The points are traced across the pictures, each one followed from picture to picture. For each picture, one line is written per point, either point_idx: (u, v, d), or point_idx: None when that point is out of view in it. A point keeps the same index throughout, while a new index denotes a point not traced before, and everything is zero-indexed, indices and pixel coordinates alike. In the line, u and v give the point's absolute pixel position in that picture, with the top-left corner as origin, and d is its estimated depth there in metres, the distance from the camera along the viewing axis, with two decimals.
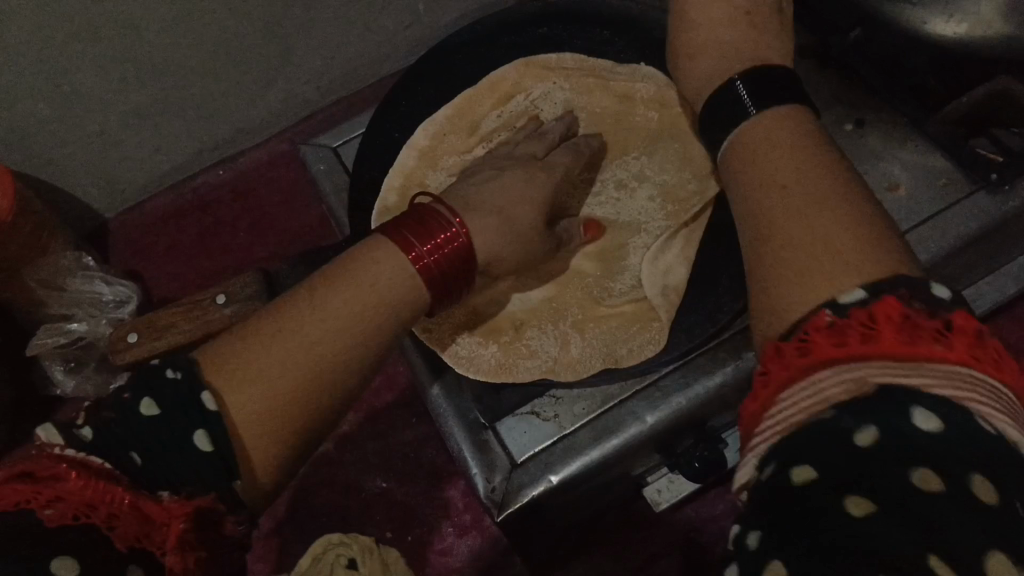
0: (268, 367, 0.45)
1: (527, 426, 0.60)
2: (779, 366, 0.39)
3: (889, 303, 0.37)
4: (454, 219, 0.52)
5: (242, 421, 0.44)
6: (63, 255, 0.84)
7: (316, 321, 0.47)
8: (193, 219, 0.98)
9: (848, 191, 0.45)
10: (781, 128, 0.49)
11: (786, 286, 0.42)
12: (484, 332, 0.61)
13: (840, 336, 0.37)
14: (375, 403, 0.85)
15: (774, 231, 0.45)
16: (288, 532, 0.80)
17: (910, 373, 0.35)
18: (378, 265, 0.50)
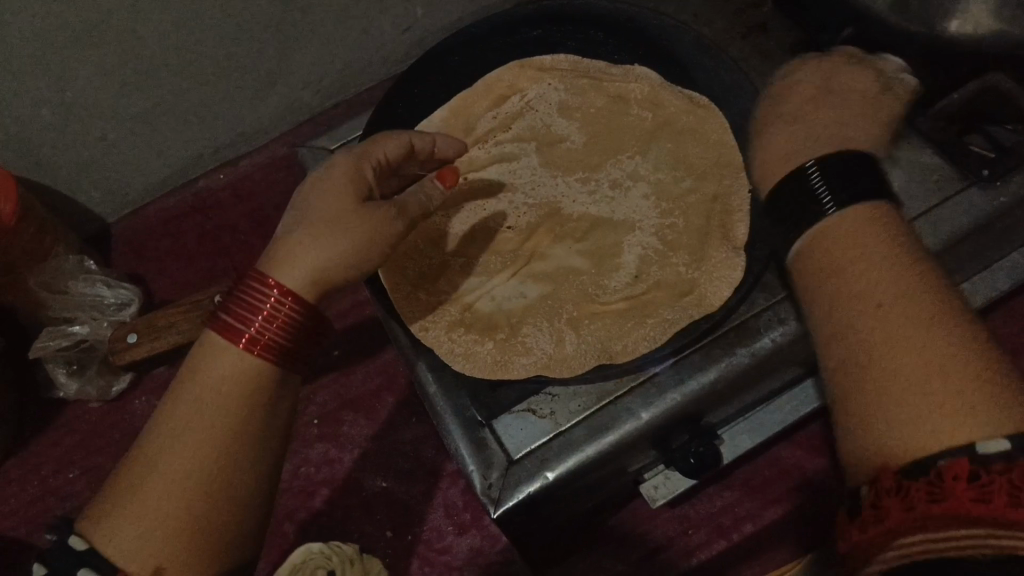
0: (141, 509, 0.47)
1: (523, 423, 0.60)
2: (894, 499, 0.38)
3: (963, 464, 0.36)
4: (273, 288, 0.51)
5: (115, 558, 0.47)
6: (65, 258, 0.85)
7: (168, 449, 0.48)
8: (193, 222, 0.99)
9: (955, 307, 0.41)
10: (873, 239, 0.46)
11: (881, 435, 0.40)
12: (477, 326, 0.62)
13: (908, 504, 0.37)
14: (376, 404, 0.86)
15: (867, 358, 0.41)
16: (291, 530, 0.81)
17: (1016, 538, 0.35)
18: (214, 373, 0.50)
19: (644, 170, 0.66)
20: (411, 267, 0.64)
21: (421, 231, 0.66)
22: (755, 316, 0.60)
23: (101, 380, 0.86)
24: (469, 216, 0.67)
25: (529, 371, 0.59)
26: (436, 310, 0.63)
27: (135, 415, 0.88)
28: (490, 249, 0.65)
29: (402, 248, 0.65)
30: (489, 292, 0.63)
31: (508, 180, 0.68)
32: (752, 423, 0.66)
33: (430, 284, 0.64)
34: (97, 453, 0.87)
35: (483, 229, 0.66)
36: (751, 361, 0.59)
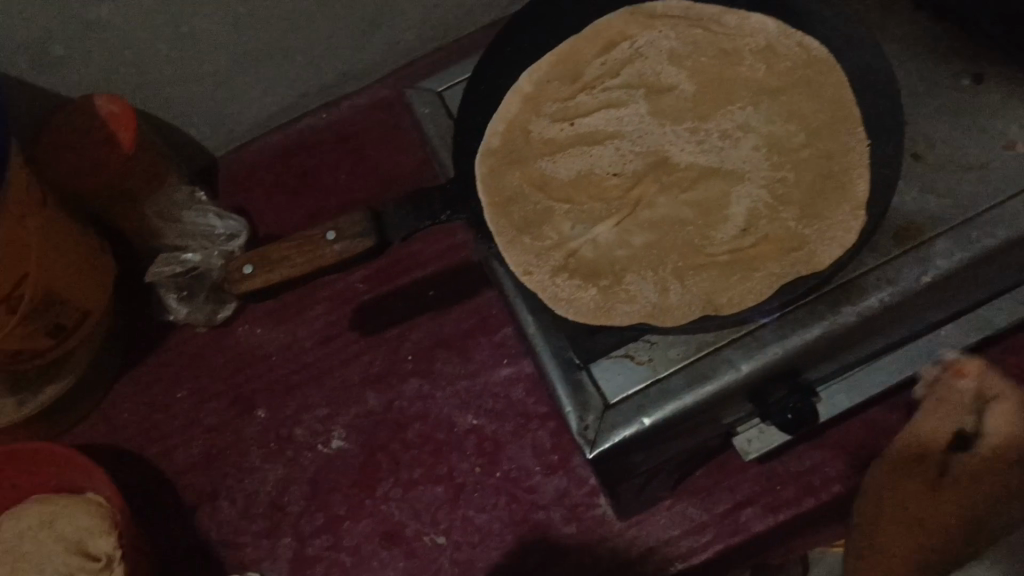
0: None
1: (621, 368, 0.61)
2: None
3: None
4: None
5: None
6: (178, 189, 0.89)
7: None
8: (295, 160, 1.01)
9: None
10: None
11: None
12: (581, 273, 0.62)
13: None
14: (469, 344, 0.88)
15: None
16: (383, 459, 0.85)
17: None
18: None
19: (756, 123, 0.65)
20: (518, 212, 0.65)
21: (527, 177, 0.66)
22: (864, 274, 0.58)
23: (209, 307, 0.90)
24: (576, 162, 0.66)
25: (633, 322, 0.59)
26: (540, 254, 0.64)
27: (238, 343, 0.92)
28: (598, 193, 0.65)
29: (507, 192, 0.66)
30: (596, 240, 0.63)
31: (614, 127, 0.67)
32: (852, 382, 0.66)
33: (534, 229, 0.65)
34: (202, 376, 0.91)
35: (588, 176, 0.66)
36: (858, 320, 0.57)
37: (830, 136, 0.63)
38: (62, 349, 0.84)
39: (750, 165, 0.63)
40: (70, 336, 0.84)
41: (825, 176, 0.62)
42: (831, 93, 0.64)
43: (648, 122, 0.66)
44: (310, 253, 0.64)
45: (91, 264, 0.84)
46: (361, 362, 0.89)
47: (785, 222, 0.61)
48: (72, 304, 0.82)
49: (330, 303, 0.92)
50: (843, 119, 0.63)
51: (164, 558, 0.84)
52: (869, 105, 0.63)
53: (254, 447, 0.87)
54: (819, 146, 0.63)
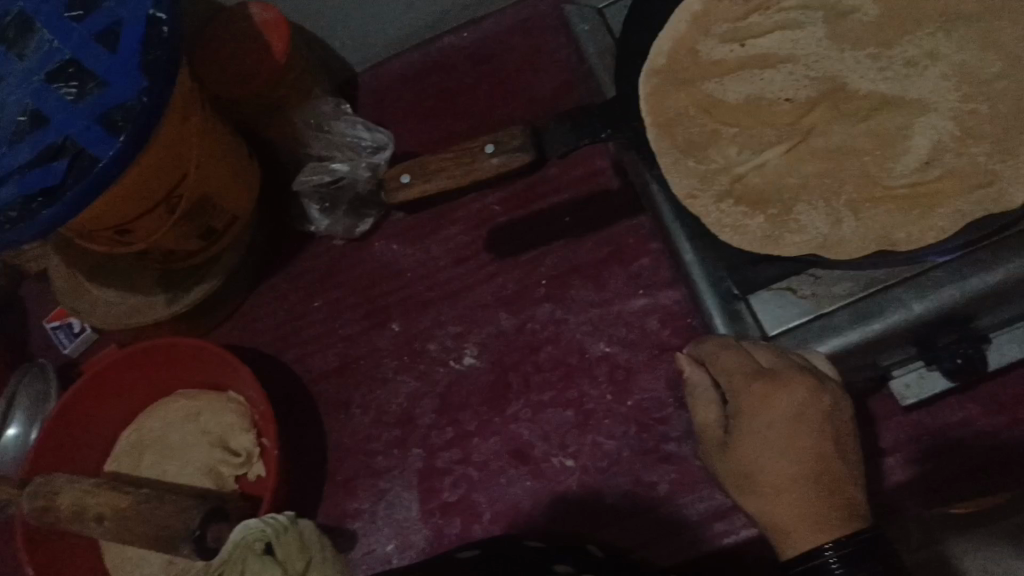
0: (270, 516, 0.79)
1: (782, 301, 0.60)
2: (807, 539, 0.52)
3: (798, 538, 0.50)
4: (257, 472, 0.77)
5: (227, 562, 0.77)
6: (324, 101, 0.90)
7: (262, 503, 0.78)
8: (434, 78, 1.00)
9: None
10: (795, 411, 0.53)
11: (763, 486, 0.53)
12: (747, 198, 0.60)
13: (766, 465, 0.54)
14: (603, 271, 0.87)
15: None
16: (514, 379, 0.85)
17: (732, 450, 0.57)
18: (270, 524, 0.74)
19: (946, 51, 0.60)
20: (682, 133, 0.64)
21: (694, 99, 0.65)
22: None
23: (349, 220, 0.92)
24: (746, 84, 0.64)
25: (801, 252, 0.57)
26: (705, 177, 0.62)
27: (375, 257, 0.94)
28: (768, 118, 0.63)
29: (671, 113, 0.64)
30: (764, 166, 0.61)
31: (788, 49, 0.63)
32: None
33: (700, 151, 0.63)
34: (340, 286, 0.93)
35: (757, 100, 0.63)
36: None
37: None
38: (212, 249, 0.87)
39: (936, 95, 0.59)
40: (221, 238, 0.87)
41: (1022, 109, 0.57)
42: None
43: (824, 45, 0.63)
44: (468, 163, 0.63)
45: (241, 170, 0.86)
46: (495, 283, 0.90)
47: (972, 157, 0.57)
48: (224, 208, 0.85)
49: (466, 223, 0.93)
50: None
51: (299, 458, 0.88)
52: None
53: (387, 359, 0.89)
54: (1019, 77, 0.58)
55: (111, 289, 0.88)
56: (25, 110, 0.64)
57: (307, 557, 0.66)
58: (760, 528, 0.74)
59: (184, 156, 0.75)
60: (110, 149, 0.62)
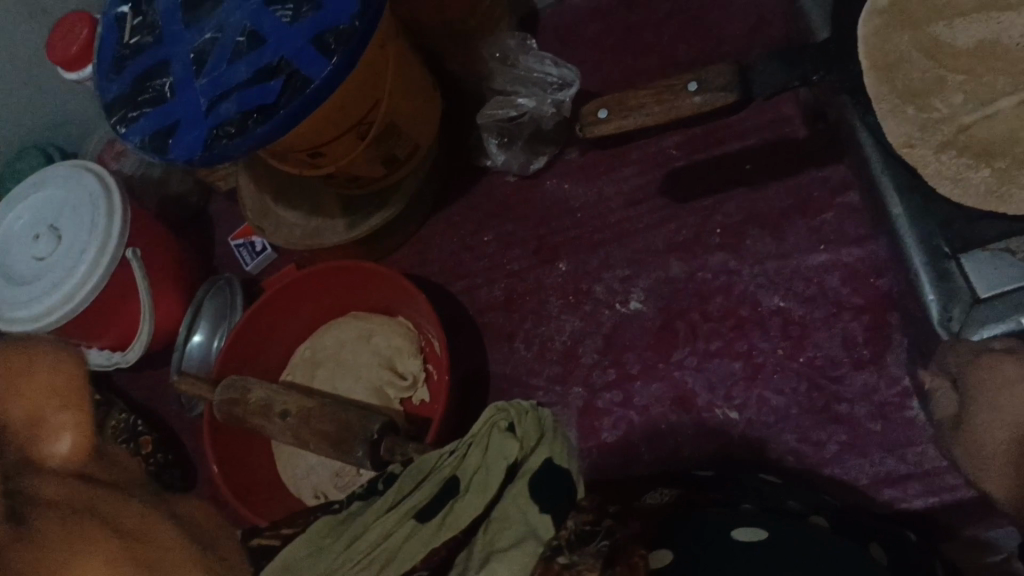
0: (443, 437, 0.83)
1: (1000, 262, 0.57)
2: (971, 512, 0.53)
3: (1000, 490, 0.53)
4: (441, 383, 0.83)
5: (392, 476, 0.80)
6: (509, 36, 0.90)
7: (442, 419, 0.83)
8: (619, 15, 0.99)
9: None
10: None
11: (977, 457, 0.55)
12: (972, 150, 0.56)
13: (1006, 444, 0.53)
14: (783, 223, 0.84)
15: None
16: (681, 326, 0.84)
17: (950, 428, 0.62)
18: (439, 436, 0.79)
19: None
20: (903, 78, 0.58)
21: (919, 41, 0.58)
22: None
23: (524, 156, 0.93)
24: (980, 25, 0.57)
25: None
26: (926, 127, 0.57)
27: (547, 195, 0.94)
28: (1005, 65, 0.56)
29: (892, 56, 0.58)
30: (995, 126, 0.55)
31: None
32: None
33: (922, 99, 0.57)
34: (510, 222, 0.94)
35: (992, 45, 0.57)
36: None
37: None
38: (393, 177, 0.89)
39: None
40: (403, 167, 0.88)
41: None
42: None
43: None
44: (670, 100, 0.63)
45: (428, 101, 0.87)
46: (667, 227, 0.88)
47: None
48: (410, 137, 0.86)
49: (641, 166, 0.91)
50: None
51: (463, 384, 0.90)
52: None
53: (553, 296, 0.90)
54: None
55: (298, 210, 0.93)
56: (244, 30, 0.66)
57: (543, 435, 0.66)
58: (933, 498, 0.72)
59: (379, 82, 0.76)
60: (323, 72, 0.64)
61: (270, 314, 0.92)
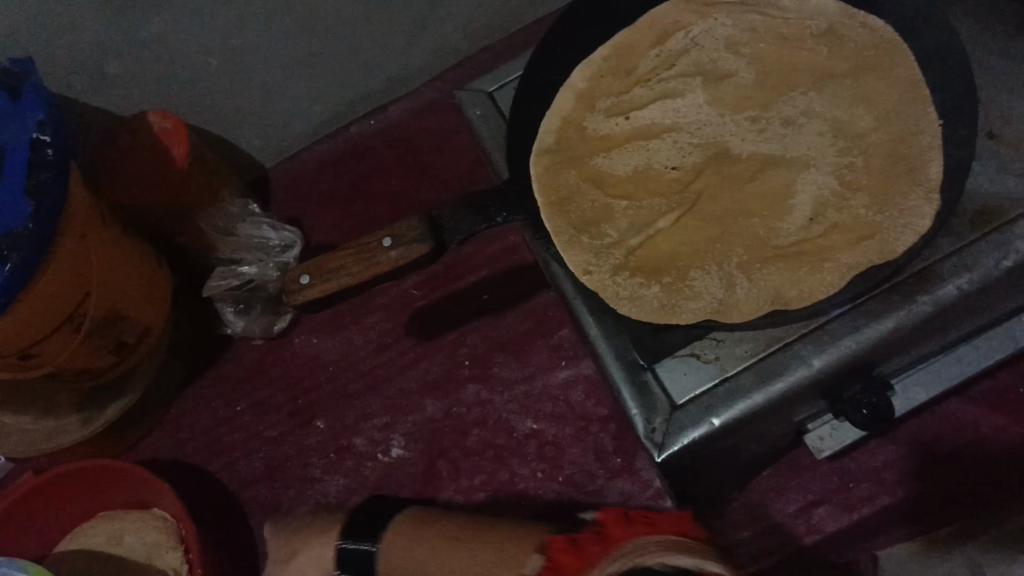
0: None
1: (687, 367, 0.57)
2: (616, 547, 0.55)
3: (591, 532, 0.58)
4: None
5: None
6: (231, 203, 0.90)
7: None
8: (346, 167, 1.01)
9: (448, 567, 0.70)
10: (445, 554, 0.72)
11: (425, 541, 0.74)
12: (643, 269, 0.61)
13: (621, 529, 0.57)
14: (525, 347, 0.87)
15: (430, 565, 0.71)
16: (444, 467, 0.84)
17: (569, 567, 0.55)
18: None
19: (819, 110, 0.62)
20: (575, 210, 0.65)
21: (586, 174, 0.66)
22: (940, 261, 0.55)
23: (267, 319, 0.91)
24: (633, 155, 0.66)
25: (702, 316, 0.57)
26: (600, 252, 0.63)
27: (297, 354, 0.93)
28: (658, 187, 0.64)
29: (564, 190, 0.66)
30: (658, 243, 0.62)
31: (671, 119, 0.66)
32: (928, 374, 0.63)
33: (594, 228, 0.64)
34: (262, 388, 0.92)
35: (646, 170, 0.65)
36: (934, 310, 0.54)
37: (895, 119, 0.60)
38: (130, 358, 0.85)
39: (813, 154, 0.61)
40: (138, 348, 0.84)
41: (894, 162, 0.59)
42: (898, 75, 0.61)
43: (700, 115, 0.65)
44: (365, 258, 0.59)
45: (153, 282, 0.84)
46: (418, 369, 0.89)
47: (857, 213, 0.58)
48: (138, 321, 0.82)
49: (386, 311, 0.92)
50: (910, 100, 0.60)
51: (231, 569, 0.85)
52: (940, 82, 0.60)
53: (315, 458, 0.88)
54: (889, 130, 0.60)
55: (29, 414, 0.85)
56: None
57: None
58: None
59: (85, 273, 0.72)
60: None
61: (17, 524, 0.84)
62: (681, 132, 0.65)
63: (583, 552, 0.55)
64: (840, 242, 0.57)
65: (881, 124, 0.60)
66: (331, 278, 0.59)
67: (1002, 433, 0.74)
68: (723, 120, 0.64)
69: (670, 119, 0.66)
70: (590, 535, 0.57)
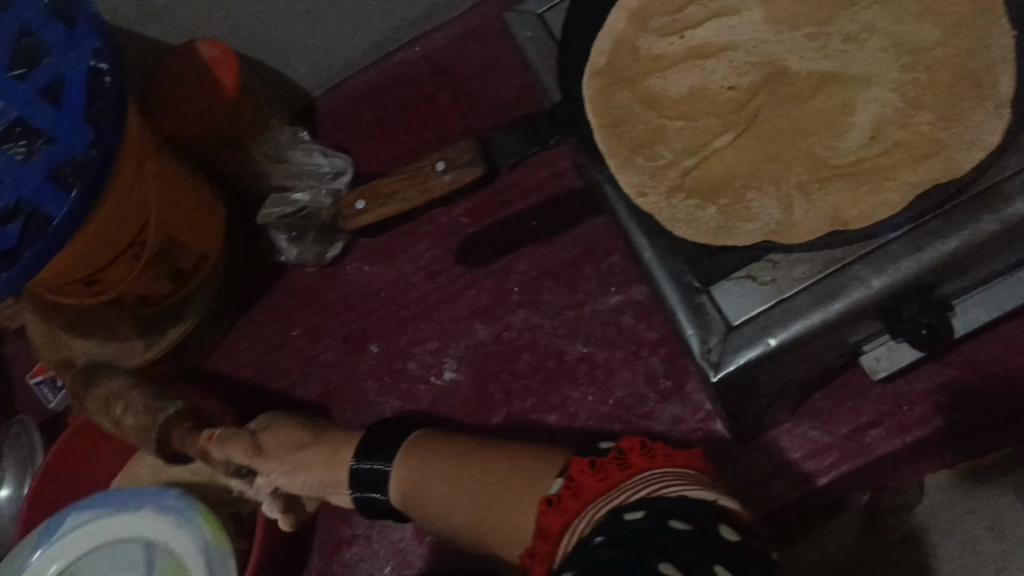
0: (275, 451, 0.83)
1: (745, 289, 0.59)
2: (572, 496, 0.59)
3: (595, 469, 0.60)
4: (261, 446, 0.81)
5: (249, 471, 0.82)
6: (280, 130, 0.91)
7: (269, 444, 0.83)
8: (392, 94, 1.00)
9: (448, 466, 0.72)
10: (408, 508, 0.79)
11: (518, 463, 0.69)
12: (698, 190, 0.60)
13: (603, 474, 0.59)
14: (575, 273, 0.87)
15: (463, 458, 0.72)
16: (495, 390, 0.85)
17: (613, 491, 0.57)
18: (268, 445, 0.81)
19: (883, 24, 0.61)
20: (630, 131, 0.64)
21: (641, 96, 0.65)
22: (1011, 177, 0.54)
23: (318, 247, 0.92)
24: (685, 74, 0.64)
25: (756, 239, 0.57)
26: (655, 173, 0.62)
27: (348, 280, 0.94)
28: (713, 107, 0.63)
29: (617, 113, 0.64)
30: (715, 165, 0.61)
31: (726, 36, 0.64)
32: (989, 295, 0.63)
33: (648, 149, 0.63)
34: (315, 314, 0.93)
35: (701, 91, 0.63)
36: (1001, 229, 0.53)
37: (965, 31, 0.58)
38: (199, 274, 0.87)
39: (880, 69, 0.59)
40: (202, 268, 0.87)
41: (961, 75, 0.57)
42: None
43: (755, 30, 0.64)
44: (418, 184, 0.59)
45: (206, 209, 0.86)
46: (468, 295, 0.90)
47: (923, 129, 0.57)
48: (192, 248, 0.84)
49: (435, 238, 0.93)
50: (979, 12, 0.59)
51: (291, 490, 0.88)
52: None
53: (368, 380, 0.89)
54: (955, 43, 0.58)
55: (90, 339, 0.88)
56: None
57: None
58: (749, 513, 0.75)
59: (142, 202, 0.74)
60: (64, 207, 0.62)
61: (80, 451, 0.88)
62: (738, 49, 0.63)
63: (603, 474, 0.59)
64: (905, 157, 0.56)
65: (948, 36, 0.59)
66: (383, 208, 0.59)
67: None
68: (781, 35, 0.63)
69: (721, 34, 0.64)
70: (612, 459, 0.61)
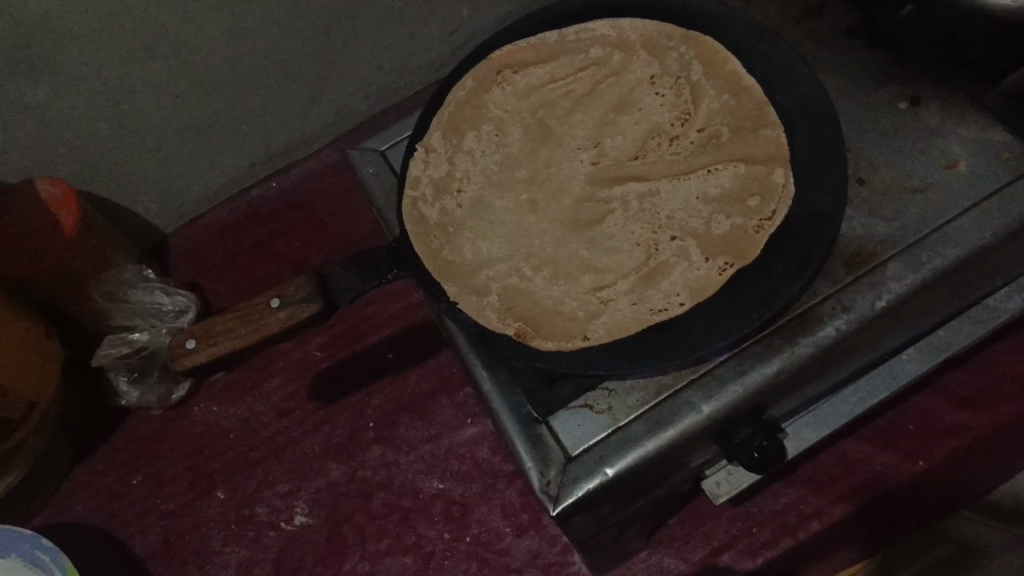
0: None
1: (581, 419, 0.62)
2: None
3: None
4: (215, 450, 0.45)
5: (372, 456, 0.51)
6: (125, 267, 0.88)
7: None
8: (248, 230, 1.00)
9: None
10: None
11: None
12: (547, 328, 0.62)
13: None
14: (429, 406, 0.85)
15: None
16: (349, 533, 0.81)
17: None
18: None
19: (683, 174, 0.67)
20: (458, 268, 0.67)
21: (463, 232, 0.70)
22: (816, 303, 0.61)
23: (163, 388, 0.88)
24: (517, 209, 0.70)
25: (562, 342, 0.60)
26: (505, 313, 0.64)
27: (194, 422, 0.89)
28: (558, 238, 0.68)
29: (443, 251, 0.68)
30: (562, 300, 0.64)
31: (554, 178, 0.71)
32: (818, 416, 0.66)
33: (477, 283, 0.66)
34: (160, 458, 0.88)
35: (521, 226, 0.70)
36: (776, 377, 0.59)
37: (661, 53, 0.72)
38: None
39: (679, 208, 0.66)
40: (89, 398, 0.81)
41: (753, 213, 0.62)
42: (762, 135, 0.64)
43: (553, 155, 0.72)
44: (256, 324, 0.59)
45: (38, 348, 0.80)
46: (320, 433, 0.86)
47: (725, 216, 0.63)
48: None
49: (289, 373, 0.90)
50: (680, 42, 0.71)
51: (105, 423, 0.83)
52: (695, 57, 0.70)
53: (214, 530, 0.83)
54: (746, 180, 0.64)
55: None
56: None
57: None
58: None
59: None
60: None
61: None
62: (515, 174, 0.72)
63: None
64: (737, 279, 0.59)
65: (743, 171, 0.64)
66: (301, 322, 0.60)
67: (958, 431, 0.76)
68: (532, 170, 0.72)
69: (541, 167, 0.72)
70: None
